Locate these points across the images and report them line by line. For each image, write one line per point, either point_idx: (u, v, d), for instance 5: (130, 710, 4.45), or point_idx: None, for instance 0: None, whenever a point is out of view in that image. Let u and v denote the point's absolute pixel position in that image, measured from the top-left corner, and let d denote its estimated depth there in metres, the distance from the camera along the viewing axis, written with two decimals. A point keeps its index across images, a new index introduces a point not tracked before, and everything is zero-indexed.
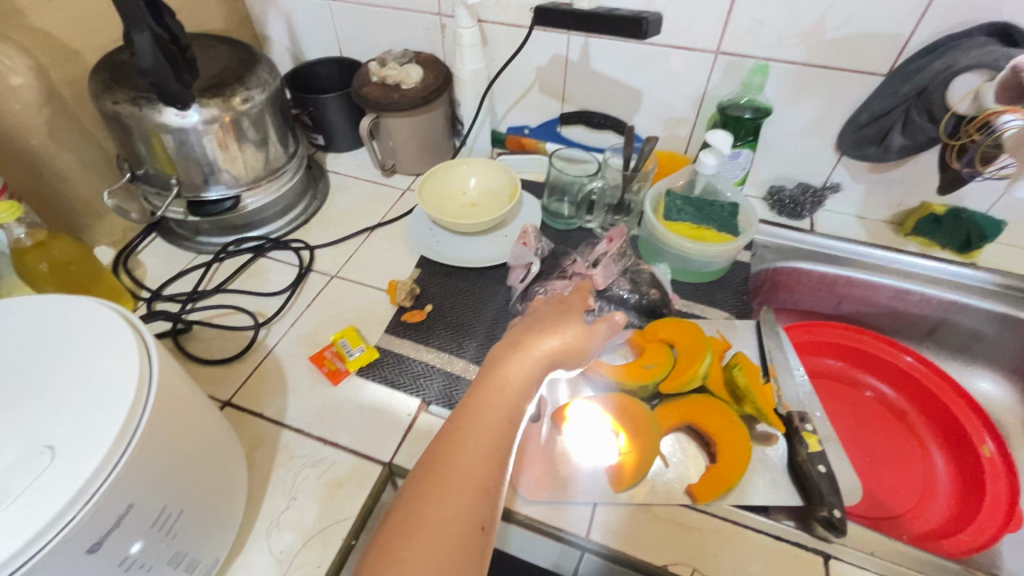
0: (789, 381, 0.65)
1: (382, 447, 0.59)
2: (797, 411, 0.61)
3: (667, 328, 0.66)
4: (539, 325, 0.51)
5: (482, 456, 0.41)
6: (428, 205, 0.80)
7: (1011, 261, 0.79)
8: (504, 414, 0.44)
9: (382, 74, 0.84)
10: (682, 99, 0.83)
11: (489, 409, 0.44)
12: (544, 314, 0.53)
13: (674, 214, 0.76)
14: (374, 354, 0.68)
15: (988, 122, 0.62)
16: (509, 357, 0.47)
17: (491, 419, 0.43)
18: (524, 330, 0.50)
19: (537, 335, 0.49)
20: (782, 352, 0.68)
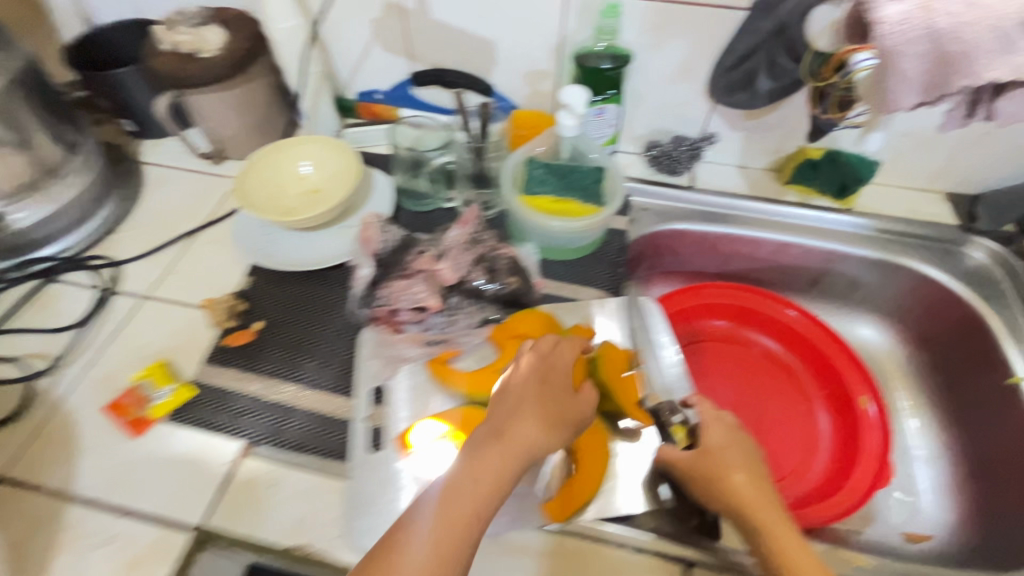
0: (653, 366, 0.62)
1: (192, 509, 0.51)
2: (665, 404, 0.55)
3: (526, 323, 0.60)
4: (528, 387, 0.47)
5: (437, 543, 0.38)
6: (250, 199, 0.67)
7: (887, 202, 0.77)
8: (471, 499, 0.40)
9: (172, 41, 0.68)
10: (540, 48, 0.72)
11: (458, 500, 0.40)
12: (533, 373, 0.47)
13: (534, 185, 0.67)
14: (188, 392, 0.57)
15: (842, 63, 0.52)
16: (488, 451, 0.42)
17: (465, 505, 0.40)
18: (508, 404, 0.45)
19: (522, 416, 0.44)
20: (646, 334, 0.64)
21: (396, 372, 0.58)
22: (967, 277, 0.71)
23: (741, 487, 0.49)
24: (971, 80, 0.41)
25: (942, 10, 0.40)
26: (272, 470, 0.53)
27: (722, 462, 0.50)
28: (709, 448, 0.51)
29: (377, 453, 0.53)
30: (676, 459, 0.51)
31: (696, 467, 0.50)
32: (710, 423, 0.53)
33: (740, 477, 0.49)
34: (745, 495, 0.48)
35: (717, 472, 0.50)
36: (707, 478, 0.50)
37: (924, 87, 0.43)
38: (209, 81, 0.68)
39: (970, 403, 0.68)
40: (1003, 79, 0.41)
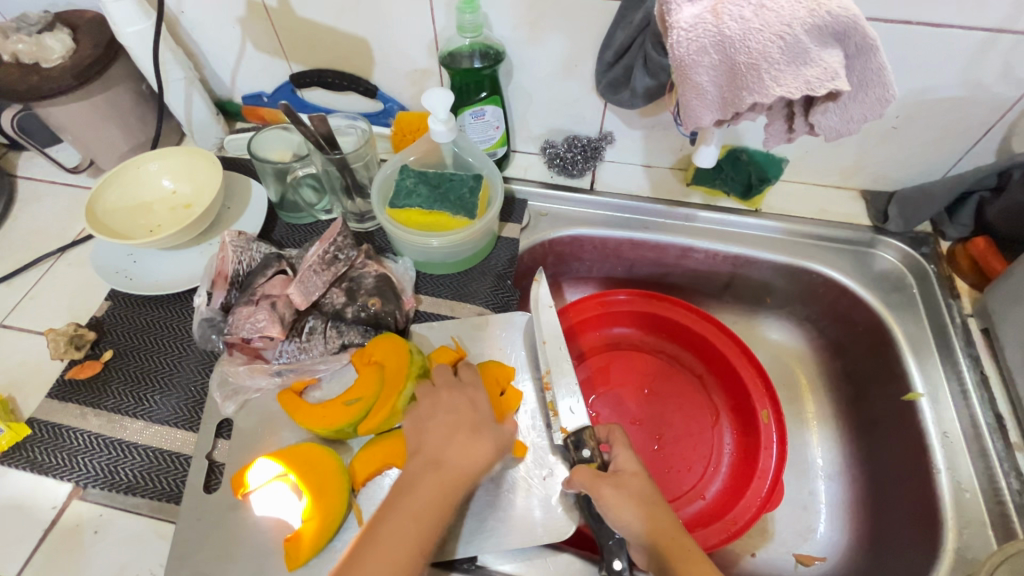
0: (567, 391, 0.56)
1: (11, 557, 0.49)
2: (573, 436, 0.53)
3: (382, 348, 0.54)
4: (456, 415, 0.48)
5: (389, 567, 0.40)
6: (102, 221, 0.62)
7: (798, 201, 0.71)
8: (419, 522, 0.42)
9: (10, 50, 0.62)
10: (414, 46, 0.66)
11: (395, 534, 0.42)
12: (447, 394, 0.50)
13: (403, 197, 0.62)
14: (23, 430, 0.54)
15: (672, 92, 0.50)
16: (423, 480, 0.44)
17: (402, 538, 0.42)
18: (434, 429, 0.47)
19: (452, 439, 0.46)
20: (554, 347, 0.58)
21: (243, 405, 0.55)
22: (875, 281, 0.67)
23: (656, 513, 0.47)
24: (759, 96, 0.39)
25: (730, 14, 0.38)
26: (99, 515, 0.51)
27: (642, 487, 0.49)
28: (626, 473, 0.50)
29: (209, 496, 0.51)
30: (597, 484, 0.48)
31: (617, 491, 0.48)
32: (626, 449, 0.52)
33: (653, 504, 0.48)
34: (658, 521, 0.47)
35: (636, 495, 0.48)
36: (629, 502, 0.47)
37: (718, 102, 0.42)
38: (54, 93, 0.63)
39: (873, 418, 0.65)
40: (793, 95, 0.38)
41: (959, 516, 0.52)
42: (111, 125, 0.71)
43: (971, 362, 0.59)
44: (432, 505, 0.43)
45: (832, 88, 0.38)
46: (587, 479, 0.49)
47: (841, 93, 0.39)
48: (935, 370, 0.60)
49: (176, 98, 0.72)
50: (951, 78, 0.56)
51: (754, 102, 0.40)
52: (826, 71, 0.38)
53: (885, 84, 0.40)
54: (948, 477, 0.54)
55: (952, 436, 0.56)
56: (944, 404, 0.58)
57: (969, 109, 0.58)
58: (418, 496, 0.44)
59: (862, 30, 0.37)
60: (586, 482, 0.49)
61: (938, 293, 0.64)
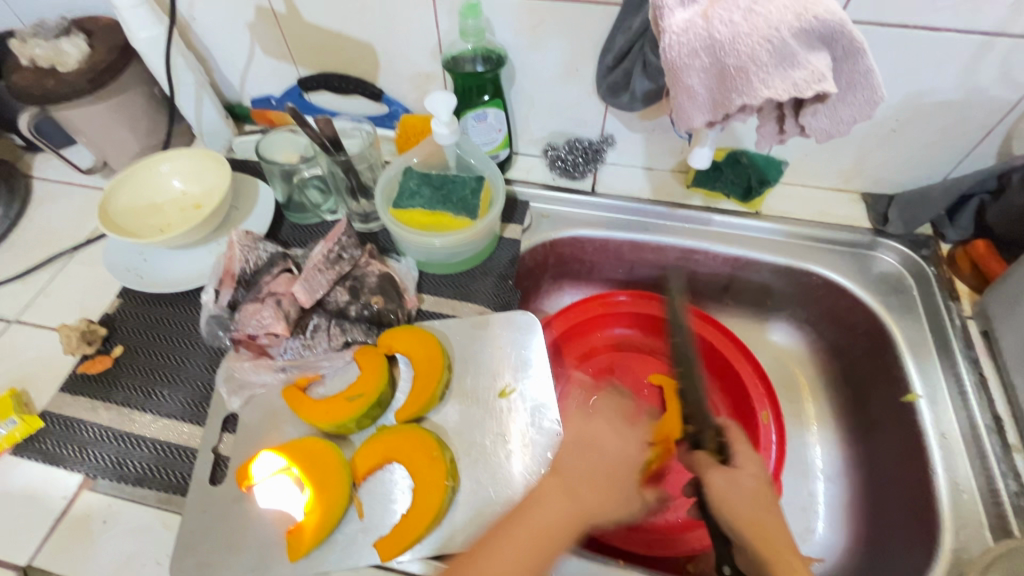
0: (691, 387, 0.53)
1: (23, 545, 0.51)
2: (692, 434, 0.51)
3: (402, 340, 0.57)
4: (591, 440, 0.52)
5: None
6: (114, 220, 0.64)
7: (797, 204, 0.72)
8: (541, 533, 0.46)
9: (29, 55, 0.65)
10: (418, 50, 0.68)
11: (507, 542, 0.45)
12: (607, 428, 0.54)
13: (406, 199, 0.63)
14: (36, 422, 0.56)
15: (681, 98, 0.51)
16: (549, 500, 0.48)
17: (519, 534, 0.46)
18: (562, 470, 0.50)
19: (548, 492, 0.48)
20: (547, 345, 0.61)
21: (248, 400, 0.57)
22: (876, 283, 0.67)
23: (764, 517, 0.45)
24: (747, 98, 0.40)
25: (720, 18, 0.39)
26: (107, 505, 0.52)
27: (760, 494, 0.46)
28: (745, 472, 0.47)
29: (214, 488, 0.52)
30: (709, 471, 0.47)
31: (729, 483, 0.46)
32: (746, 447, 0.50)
33: (767, 510, 0.45)
34: (762, 523, 0.44)
35: (745, 492, 0.46)
36: (738, 498, 0.45)
37: (709, 104, 0.43)
38: (70, 96, 0.65)
39: (872, 420, 0.65)
40: (781, 97, 0.39)
41: (956, 517, 0.52)
42: (124, 127, 0.73)
43: (970, 363, 0.59)
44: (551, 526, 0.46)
45: (819, 90, 0.38)
46: (702, 463, 0.48)
47: (828, 95, 0.40)
48: (934, 372, 0.60)
49: (186, 101, 0.74)
50: (948, 80, 0.56)
51: (744, 103, 0.41)
52: (814, 73, 0.39)
53: (872, 86, 0.41)
54: (945, 478, 0.55)
55: (950, 437, 0.56)
56: (943, 405, 0.58)
57: (968, 111, 0.59)
58: (525, 534, 0.46)
59: (848, 34, 0.38)
60: (699, 468, 0.48)
61: (937, 295, 0.64)
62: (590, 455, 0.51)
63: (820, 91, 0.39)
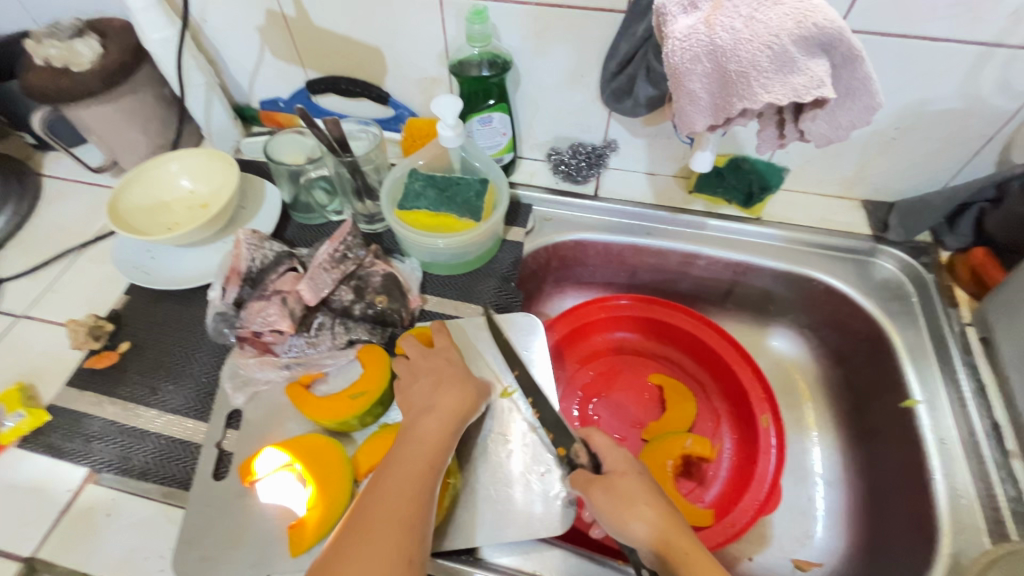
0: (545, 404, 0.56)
1: (27, 537, 0.51)
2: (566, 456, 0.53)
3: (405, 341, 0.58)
4: (416, 379, 0.53)
5: (401, 505, 0.43)
6: (123, 218, 0.65)
7: (798, 210, 0.72)
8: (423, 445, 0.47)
9: (44, 55, 0.66)
10: (426, 55, 0.69)
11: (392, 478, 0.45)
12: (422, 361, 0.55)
13: (411, 200, 0.64)
14: (43, 416, 0.57)
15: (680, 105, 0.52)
16: (419, 421, 0.49)
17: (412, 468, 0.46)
18: (416, 395, 0.52)
19: (424, 417, 0.49)
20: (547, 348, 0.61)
21: (252, 397, 0.57)
22: (877, 289, 0.68)
23: (650, 513, 0.46)
24: (748, 103, 0.41)
25: (722, 25, 0.40)
26: (112, 499, 0.53)
27: (634, 489, 0.48)
28: (618, 475, 0.49)
29: (217, 483, 0.52)
30: (589, 487, 0.48)
31: (610, 494, 0.47)
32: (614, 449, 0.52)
33: (648, 504, 0.46)
34: (651, 522, 0.45)
35: (626, 496, 0.47)
36: (623, 504, 0.47)
37: (710, 108, 0.44)
38: (83, 95, 0.66)
39: (872, 426, 0.65)
40: (781, 102, 0.40)
41: (955, 522, 0.53)
42: (134, 127, 0.74)
43: (969, 370, 0.59)
44: (431, 447, 0.47)
45: (820, 96, 0.39)
46: (583, 484, 0.49)
47: (828, 100, 0.41)
48: (933, 378, 0.60)
49: (196, 102, 0.75)
50: (948, 89, 0.57)
51: (745, 108, 0.42)
52: (813, 79, 0.40)
53: (870, 92, 0.42)
54: (944, 483, 0.55)
55: (949, 443, 0.57)
56: (942, 411, 0.58)
57: (967, 121, 0.60)
58: (418, 452, 0.47)
59: (847, 42, 0.38)
60: (582, 487, 0.49)
61: (937, 302, 0.64)
62: (442, 385, 0.52)
63: (819, 97, 0.40)
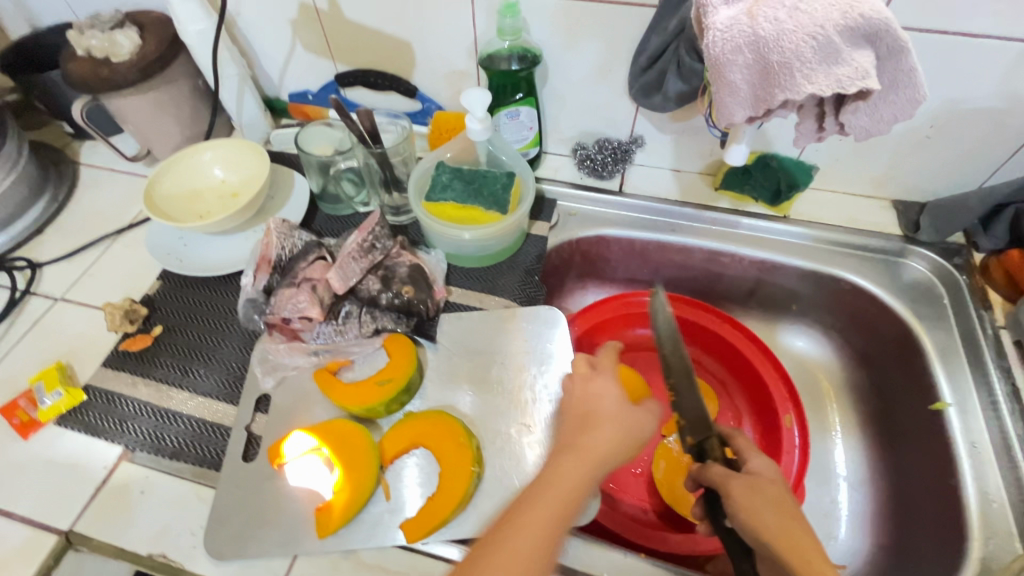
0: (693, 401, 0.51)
1: (64, 511, 0.53)
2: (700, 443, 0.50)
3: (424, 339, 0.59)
4: (578, 412, 0.48)
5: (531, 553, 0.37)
6: (158, 205, 0.67)
7: (827, 209, 0.71)
8: (557, 489, 0.41)
9: (84, 46, 0.68)
10: (455, 49, 0.69)
11: (524, 517, 0.39)
12: (580, 390, 0.49)
13: (439, 192, 0.65)
14: (79, 395, 0.58)
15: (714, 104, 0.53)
16: (567, 457, 0.43)
17: (547, 503, 0.40)
18: (574, 420, 0.47)
19: (574, 454, 0.43)
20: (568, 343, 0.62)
21: (281, 381, 0.58)
22: (907, 290, 0.67)
23: (790, 524, 0.43)
24: (789, 94, 0.41)
25: (766, 16, 0.39)
26: (145, 477, 0.54)
27: (776, 495, 0.45)
28: (763, 478, 0.46)
29: (247, 464, 0.54)
30: (729, 481, 0.46)
31: (751, 492, 0.45)
32: (758, 454, 0.48)
33: (791, 517, 0.43)
34: (791, 530, 0.42)
35: (771, 502, 0.44)
36: (764, 509, 0.44)
37: (750, 100, 0.44)
38: (122, 85, 0.68)
39: (899, 428, 0.64)
40: (824, 93, 0.40)
41: (985, 526, 0.52)
42: (168, 117, 0.76)
43: (1002, 373, 0.58)
44: (569, 495, 0.41)
45: (863, 87, 0.39)
46: (718, 475, 0.47)
47: (870, 93, 0.41)
48: (964, 381, 0.59)
49: (229, 94, 0.76)
50: (988, 87, 0.56)
51: (786, 99, 0.42)
52: (857, 71, 0.39)
53: (915, 85, 0.41)
54: (975, 487, 0.54)
55: (981, 447, 0.56)
56: (974, 415, 0.57)
57: (1005, 119, 0.58)
58: (551, 496, 0.41)
59: (893, 33, 0.38)
60: (719, 480, 0.46)
61: (969, 304, 0.63)
62: (592, 421, 0.46)
63: (862, 89, 0.40)
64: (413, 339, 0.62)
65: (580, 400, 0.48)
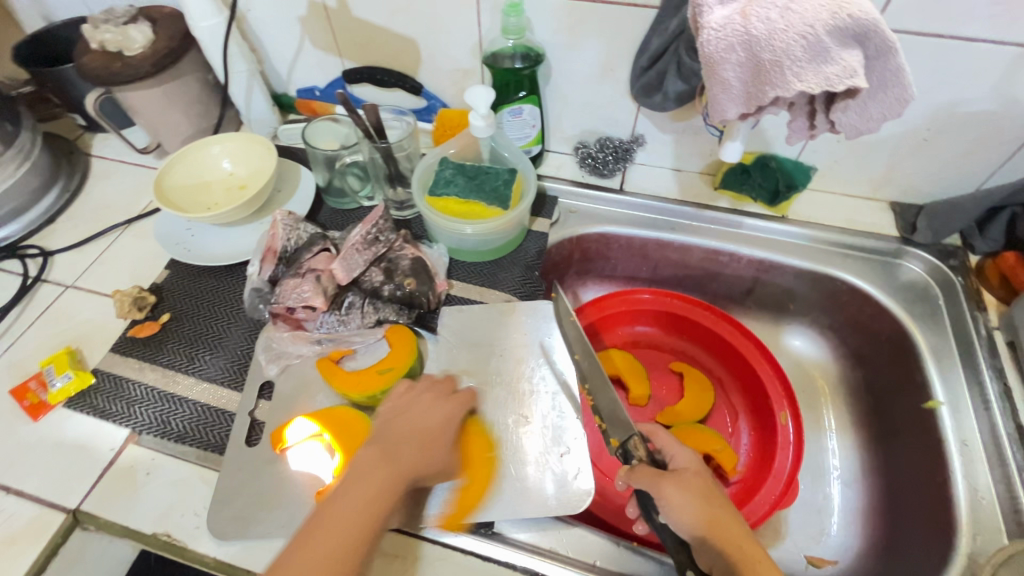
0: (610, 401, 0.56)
1: (72, 491, 0.54)
2: (622, 447, 0.54)
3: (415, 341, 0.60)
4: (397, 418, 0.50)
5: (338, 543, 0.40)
6: (167, 195, 0.68)
7: (825, 210, 0.72)
8: (379, 481, 0.44)
9: (98, 39, 0.69)
10: (460, 47, 0.70)
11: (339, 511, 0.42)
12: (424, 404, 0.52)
13: (441, 186, 0.67)
14: (87, 378, 0.60)
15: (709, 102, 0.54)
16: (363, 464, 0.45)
17: (354, 503, 0.42)
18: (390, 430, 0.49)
19: (370, 449, 0.47)
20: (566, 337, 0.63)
21: (284, 368, 0.60)
22: (903, 291, 0.67)
23: (713, 511, 0.46)
24: (781, 91, 0.42)
25: (758, 16, 0.41)
26: (151, 459, 0.56)
27: (700, 484, 0.48)
28: (687, 470, 0.49)
29: (250, 449, 0.55)
30: (658, 480, 0.48)
31: (680, 488, 0.47)
32: (679, 449, 0.52)
33: (715, 505, 0.46)
34: (716, 516, 0.45)
35: (694, 489, 0.47)
36: (690, 498, 0.46)
37: (743, 97, 0.45)
38: (134, 79, 0.69)
39: (893, 427, 0.65)
40: (813, 90, 0.41)
41: (974, 523, 0.52)
42: (179, 110, 0.77)
43: (994, 373, 0.59)
44: (375, 492, 0.43)
45: (851, 85, 0.40)
46: (645, 476, 0.49)
47: (861, 91, 0.42)
48: (957, 380, 0.60)
49: (238, 89, 0.78)
50: (983, 91, 0.57)
51: (777, 96, 0.43)
52: (846, 69, 0.41)
53: (904, 84, 0.42)
54: (965, 484, 0.55)
55: (971, 444, 0.56)
56: (965, 413, 0.58)
57: (1000, 123, 0.59)
58: (347, 504, 0.42)
59: (881, 33, 0.39)
60: (650, 481, 0.48)
61: (964, 305, 0.64)
62: (414, 432, 0.49)
63: (852, 87, 0.41)
64: (414, 330, 0.63)
65: (412, 412, 0.51)
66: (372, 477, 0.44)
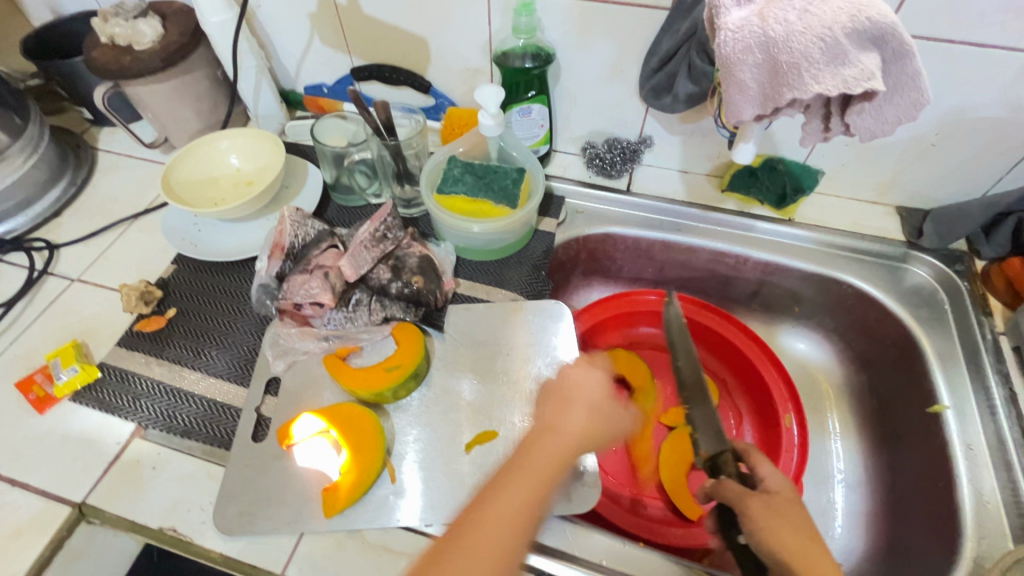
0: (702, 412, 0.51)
1: (77, 484, 0.54)
2: (711, 458, 0.49)
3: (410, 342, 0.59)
4: (552, 397, 0.51)
5: (504, 529, 0.39)
6: (175, 190, 0.68)
7: (831, 214, 0.72)
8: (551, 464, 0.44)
9: (107, 33, 0.69)
10: (470, 46, 0.71)
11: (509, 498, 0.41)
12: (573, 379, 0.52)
13: (449, 184, 0.67)
14: (93, 372, 0.60)
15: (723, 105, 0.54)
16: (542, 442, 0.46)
17: (525, 487, 0.41)
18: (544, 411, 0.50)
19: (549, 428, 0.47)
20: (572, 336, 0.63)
21: (291, 365, 0.60)
22: (909, 296, 0.68)
23: (811, 547, 0.41)
24: (797, 93, 0.42)
25: (776, 18, 0.41)
26: (157, 454, 0.56)
27: (797, 515, 0.43)
28: (780, 497, 0.44)
29: (256, 444, 0.55)
30: (746, 499, 0.44)
31: (770, 511, 0.43)
32: (772, 470, 0.47)
33: (810, 537, 0.42)
34: (807, 549, 0.41)
35: (787, 518, 0.43)
36: (781, 526, 0.42)
37: (759, 98, 0.44)
38: (144, 73, 0.69)
39: (897, 430, 0.65)
40: (830, 93, 0.41)
41: (979, 527, 0.52)
42: (187, 105, 0.77)
43: (1001, 378, 0.59)
44: (547, 472, 0.43)
45: (868, 88, 0.40)
46: (737, 494, 0.45)
47: (876, 94, 0.42)
48: (963, 385, 0.60)
49: (247, 85, 0.78)
50: (992, 97, 0.57)
51: (793, 98, 0.43)
52: (863, 72, 0.41)
53: (919, 88, 0.42)
54: (971, 488, 0.55)
55: (976, 449, 0.57)
56: (971, 418, 0.58)
57: (1009, 129, 0.59)
58: (514, 494, 0.41)
59: (899, 37, 0.39)
60: (736, 498, 0.45)
61: (970, 311, 0.64)
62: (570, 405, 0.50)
63: (867, 90, 0.41)
64: (421, 328, 0.63)
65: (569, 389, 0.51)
66: (536, 465, 0.44)
